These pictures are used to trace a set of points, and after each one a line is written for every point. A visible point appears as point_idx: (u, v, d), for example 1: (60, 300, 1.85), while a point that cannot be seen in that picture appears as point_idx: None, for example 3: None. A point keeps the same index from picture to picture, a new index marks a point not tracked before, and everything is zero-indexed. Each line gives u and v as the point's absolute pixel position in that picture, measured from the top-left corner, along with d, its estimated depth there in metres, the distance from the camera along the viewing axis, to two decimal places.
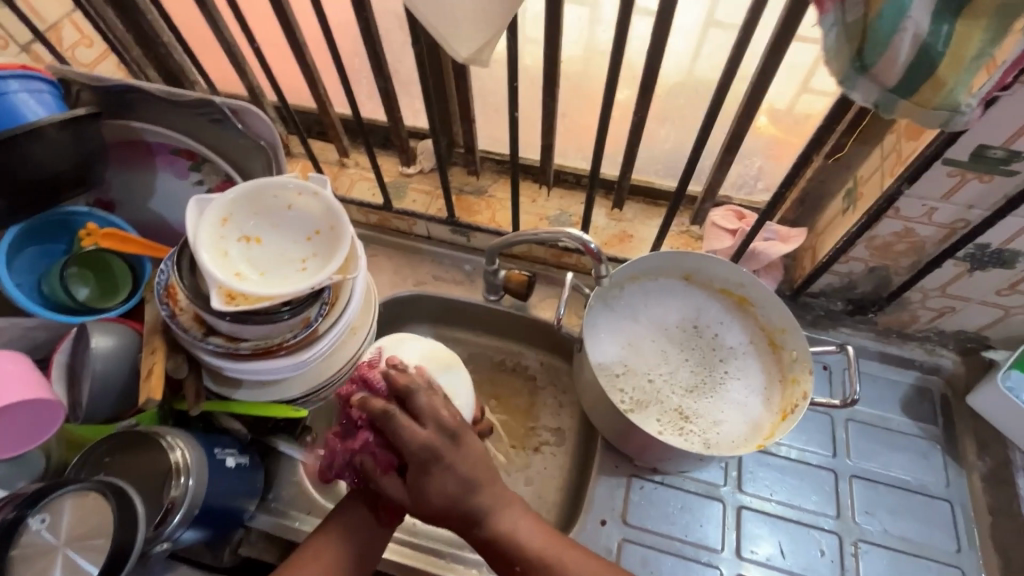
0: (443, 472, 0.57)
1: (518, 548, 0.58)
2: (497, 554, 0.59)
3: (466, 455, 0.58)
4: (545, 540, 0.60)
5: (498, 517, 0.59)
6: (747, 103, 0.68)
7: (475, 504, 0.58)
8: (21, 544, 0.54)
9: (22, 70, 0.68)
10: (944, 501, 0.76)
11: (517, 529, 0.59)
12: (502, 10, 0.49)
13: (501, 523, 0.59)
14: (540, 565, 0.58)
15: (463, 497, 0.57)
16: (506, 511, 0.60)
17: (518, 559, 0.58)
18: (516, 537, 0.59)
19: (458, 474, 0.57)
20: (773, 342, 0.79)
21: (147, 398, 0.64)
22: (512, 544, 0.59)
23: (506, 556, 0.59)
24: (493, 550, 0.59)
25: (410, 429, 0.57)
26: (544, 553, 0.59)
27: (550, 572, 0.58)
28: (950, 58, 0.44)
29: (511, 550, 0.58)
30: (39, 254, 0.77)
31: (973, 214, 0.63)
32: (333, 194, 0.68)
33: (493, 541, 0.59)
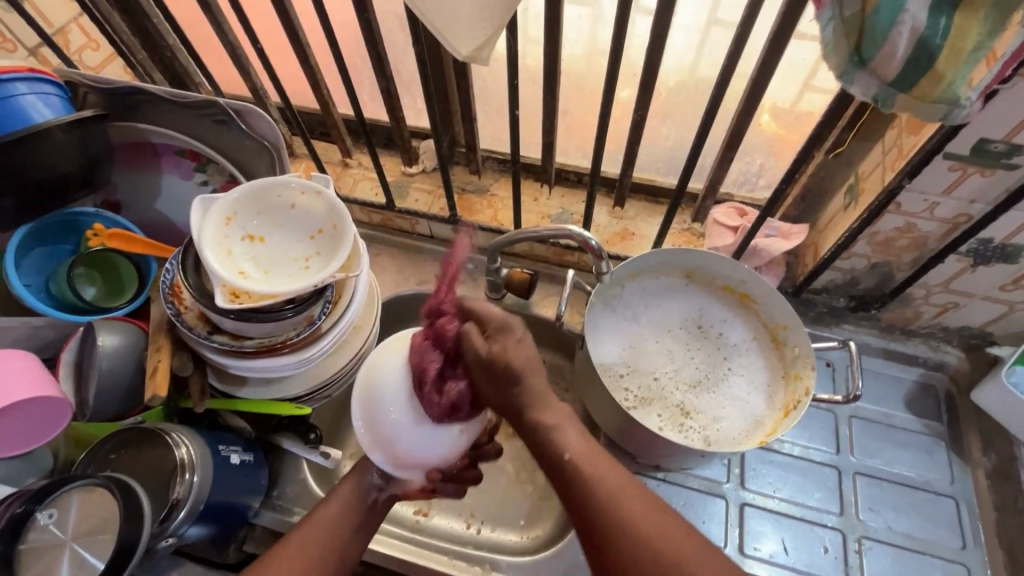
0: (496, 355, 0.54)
1: (559, 443, 0.53)
2: (541, 446, 0.53)
3: (519, 343, 0.55)
4: (585, 445, 0.53)
5: (542, 408, 0.54)
6: (747, 100, 0.68)
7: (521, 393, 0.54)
8: (29, 539, 0.55)
9: (30, 73, 0.69)
10: (948, 498, 0.76)
11: (563, 424, 0.54)
12: (501, 8, 0.49)
13: (547, 418, 0.54)
14: (583, 460, 0.52)
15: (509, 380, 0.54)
16: (552, 403, 0.55)
17: (564, 448, 0.52)
18: (560, 432, 0.53)
19: (512, 359, 0.54)
20: (775, 338, 0.79)
21: (152, 396, 0.65)
22: (557, 436, 0.53)
23: (546, 449, 0.53)
24: (537, 441, 0.54)
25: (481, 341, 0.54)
26: (586, 457, 0.52)
27: (597, 471, 0.51)
28: (948, 52, 0.44)
29: (552, 448, 0.53)
30: (47, 254, 0.78)
31: (975, 209, 0.63)
32: (335, 193, 0.69)
33: (535, 435, 0.54)
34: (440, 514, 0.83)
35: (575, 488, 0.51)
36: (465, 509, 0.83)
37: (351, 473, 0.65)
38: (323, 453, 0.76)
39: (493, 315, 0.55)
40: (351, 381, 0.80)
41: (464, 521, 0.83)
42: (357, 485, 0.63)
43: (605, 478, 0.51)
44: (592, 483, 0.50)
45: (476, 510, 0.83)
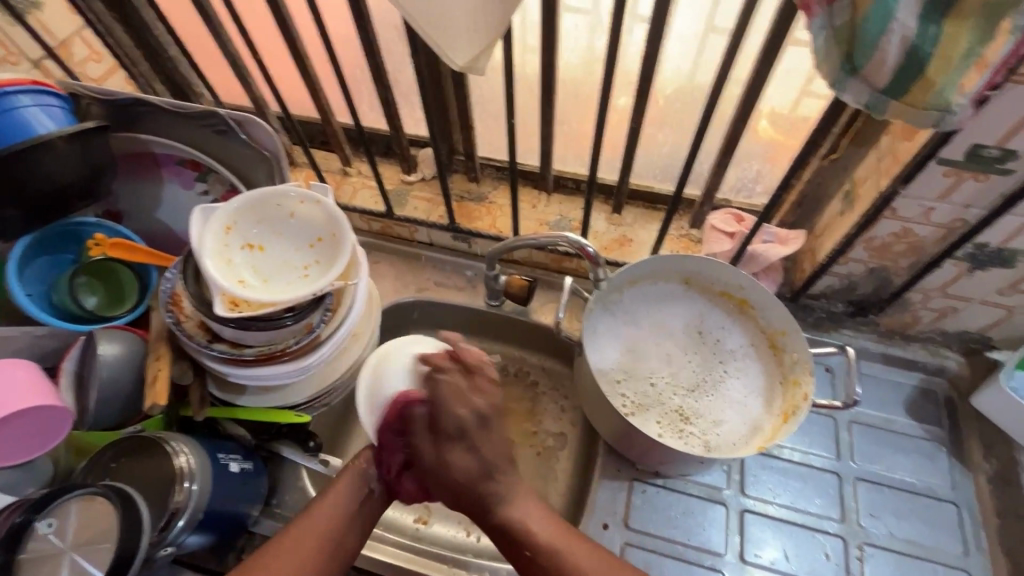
0: (466, 452, 0.60)
1: (525, 537, 0.60)
2: (510, 537, 0.61)
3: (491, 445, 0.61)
4: (552, 532, 0.60)
5: (510, 504, 0.61)
6: (742, 107, 0.68)
7: (493, 488, 0.61)
8: (29, 547, 0.55)
9: (34, 85, 0.70)
10: (950, 504, 0.76)
11: (528, 516, 0.61)
12: (496, 18, 0.50)
13: (518, 510, 0.61)
14: (537, 535, 0.60)
15: (485, 474, 0.61)
16: (517, 498, 0.62)
17: (527, 544, 0.60)
18: (527, 523, 0.61)
19: (484, 454, 0.61)
20: (774, 344, 0.79)
21: (152, 404, 0.66)
22: (522, 530, 0.60)
23: (516, 540, 0.60)
24: (507, 535, 0.61)
25: (459, 402, 0.60)
26: (550, 542, 0.60)
27: (553, 559, 0.59)
28: (938, 59, 0.44)
29: (520, 536, 0.60)
30: (50, 264, 0.79)
31: (971, 214, 0.63)
32: (334, 202, 0.70)
33: (505, 528, 0.61)
34: (440, 522, 0.83)
35: (539, 569, 0.59)
36: (465, 517, 0.83)
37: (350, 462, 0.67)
38: (322, 460, 0.79)
39: (472, 411, 0.61)
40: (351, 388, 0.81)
41: (464, 529, 0.82)
42: (357, 475, 0.66)
43: (567, 559, 0.59)
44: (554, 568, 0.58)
45: (476, 518, 0.83)
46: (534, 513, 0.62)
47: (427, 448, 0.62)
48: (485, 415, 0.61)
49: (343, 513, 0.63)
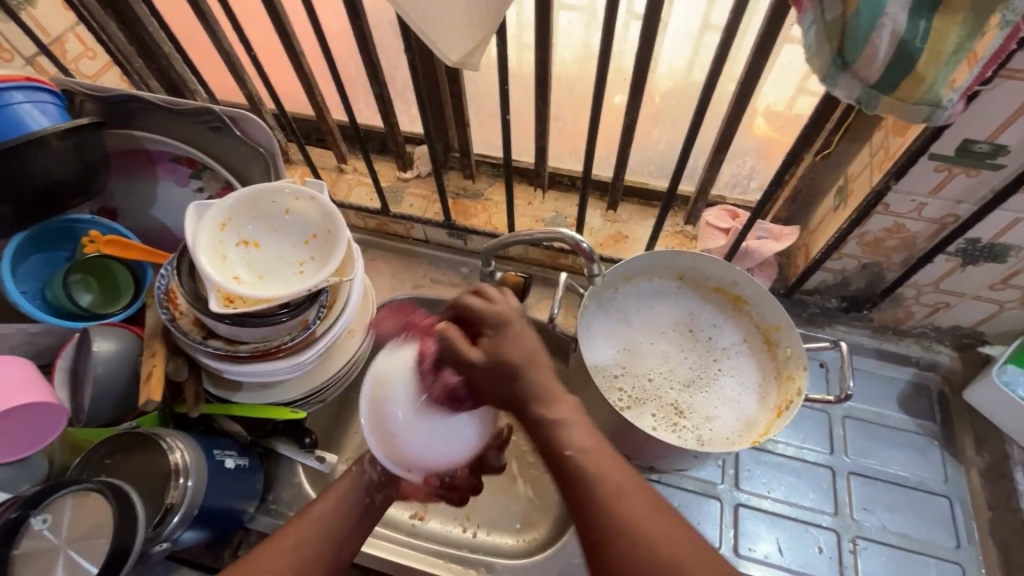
0: (494, 350, 0.54)
1: (568, 441, 0.49)
2: (543, 438, 0.51)
3: (526, 338, 0.54)
4: (593, 440, 0.50)
5: (554, 405, 0.51)
6: (736, 104, 0.69)
7: (525, 388, 0.52)
8: (23, 544, 0.55)
9: (27, 82, 0.69)
10: (943, 497, 0.76)
11: (569, 416, 0.51)
12: (489, 12, 0.50)
13: (553, 410, 0.51)
14: (580, 439, 0.49)
15: (510, 370, 0.52)
16: (558, 400, 0.52)
17: (564, 447, 0.49)
18: (564, 421, 0.51)
19: (510, 354, 0.53)
20: (768, 339, 0.79)
21: (146, 400, 0.65)
22: (558, 431, 0.50)
23: (548, 444, 0.50)
24: (539, 431, 0.51)
25: (484, 304, 0.56)
26: (588, 447, 0.49)
27: (598, 468, 0.48)
28: (928, 54, 0.44)
29: (560, 440, 0.50)
30: (44, 261, 0.79)
31: (962, 209, 0.64)
32: (329, 198, 0.70)
33: (535, 421, 0.51)
34: (436, 518, 0.83)
35: (575, 485, 0.48)
36: (461, 512, 0.84)
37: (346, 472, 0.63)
38: (318, 457, 0.78)
39: (485, 310, 0.56)
40: (346, 386, 0.81)
41: (460, 525, 0.83)
42: (356, 481, 0.62)
43: (606, 475, 0.48)
44: (590, 475, 0.47)
45: (472, 514, 0.83)
46: (571, 406, 0.52)
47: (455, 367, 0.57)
48: (507, 314, 0.56)
49: (332, 528, 0.58)
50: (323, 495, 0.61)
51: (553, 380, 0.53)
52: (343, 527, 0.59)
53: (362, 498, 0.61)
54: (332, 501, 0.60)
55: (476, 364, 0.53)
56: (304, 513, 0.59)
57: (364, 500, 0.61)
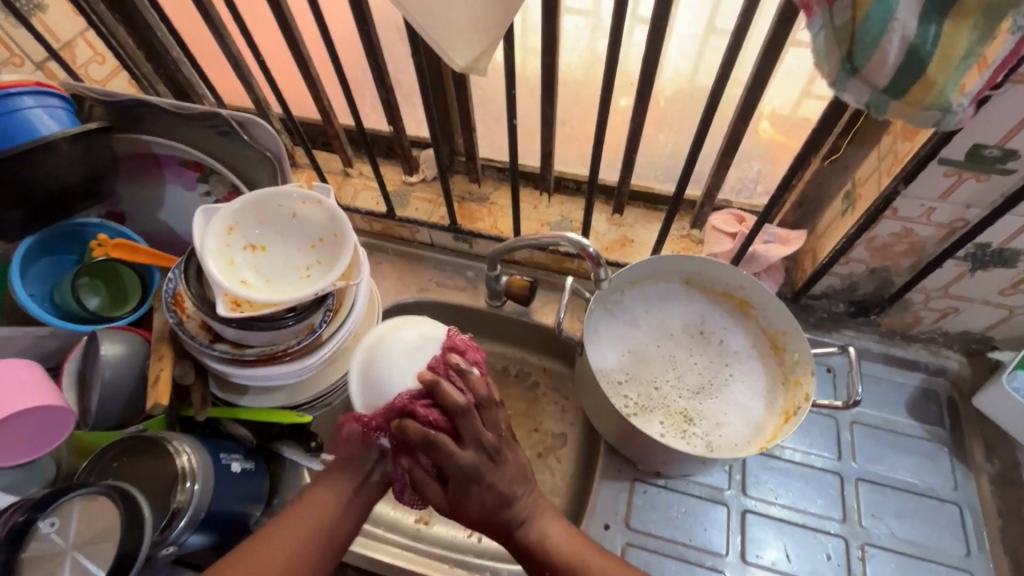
0: (480, 491, 0.58)
1: (550, 552, 0.60)
2: (527, 553, 0.61)
3: (511, 464, 0.60)
4: (572, 543, 0.61)
5: (534, 523, 0.61)
6: (743, 108, 0.68)
7: (517, 527, 0.61)
8: (31, 547, 0.55)
9: (37, 87, 0.70)
10: (952, 504, 0.75)
11: (550, 530, 0.62)
12: (498, 18, 0.50)
13: (539, 530, 0.61)
14: (551, 546, 0.61)
15: (501, 502, 0.59)
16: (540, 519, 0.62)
17: (545, 562, 0.60)
18: (546, 537, 0.61)
19: (496, 494, 0.59)
20: (775, 344, 0.79)
21: (153, 404, 0.65)
22: (540, 549, 0.60)
23: (534, 557, 0.61)
24: (524, 551, 0.61)
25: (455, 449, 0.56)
26: (567, 553, 0.61)
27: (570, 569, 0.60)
28: (938, 59, 0.44)
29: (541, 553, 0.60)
30: (52, 264, 0.79)
31: (971, 214, 0.63)
32: (335, 203, 0.70)
33: (519, 543, 0.61)
34: (440, 522, 0.83)
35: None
36: None
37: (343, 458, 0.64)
38: None
39: (472, 455, 0.57)
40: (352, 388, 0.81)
41: (465, 529, 0.82)
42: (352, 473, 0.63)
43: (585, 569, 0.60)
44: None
45: None
46: (557, 522, 0.63)
47: (436, 493, 0.59)
48: (493, 451, 0.58)
49: (323, 511, 0.61)
50: (317, 482, 0.63)
51: (538, 506, 0.62)
52: (333, 511, 0.61)
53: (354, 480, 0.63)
54: (325, 488, 0.62)
55: (451, 502, 0.59)
56: (303, 498, 0.62)
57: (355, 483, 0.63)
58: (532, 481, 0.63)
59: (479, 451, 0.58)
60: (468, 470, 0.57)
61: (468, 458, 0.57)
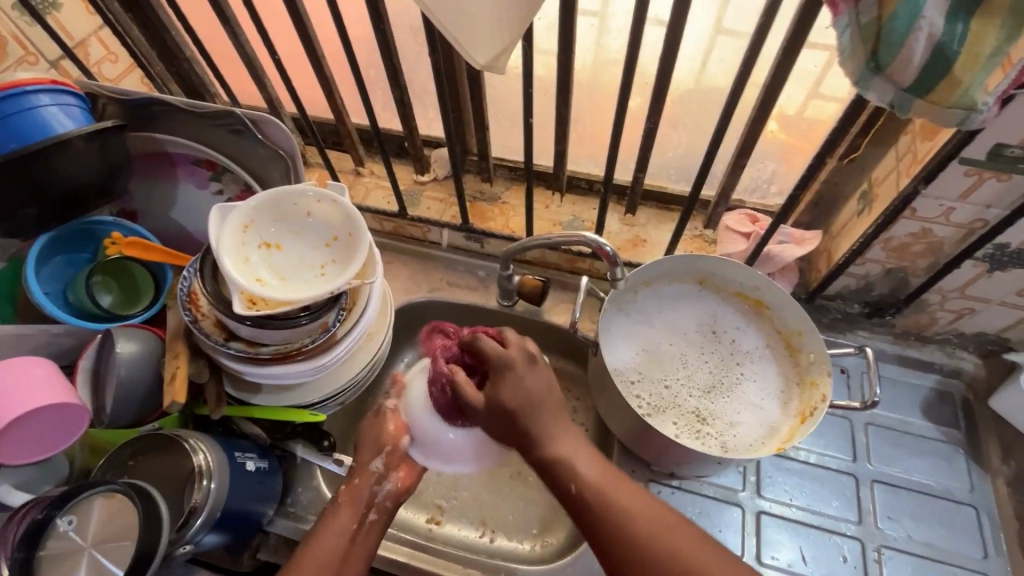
0: (499, 404, 0.58)
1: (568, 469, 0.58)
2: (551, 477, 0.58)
3: (534, 387, 0.58)
4: (594, 468, 0.58)
5: (560, 440, 0.58)
6: (759, 108, 0.68)
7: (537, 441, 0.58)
8: (48, 545, 0.55)
9: (53, 84, 0.70)
10: (968, 506, 0.75)
11: (574, 455, 0.58)
12: (521, 18, 0.50)
13: (552, 448, 0.58)
14: (594, 478, 0.57)
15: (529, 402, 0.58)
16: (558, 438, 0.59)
17: (573, 480, 0.57)
18: (565, 464, 0.58)
19: (523, 396, 0.58)
20: (790, 345, 0.78)
21: (170, 402, 0.65)
22: (567, 466, 0.57)
23: (559, 478, 0.58)
24: (548, 469, 0.58)
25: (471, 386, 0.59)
26: (594, 476, 0.57)
27: (602, 494, 0.56)
28: (965, 58, 0.44)
29: (564, 472, 0.57)
30: (66, 262, 0.79)
31: (990, 214, 0.63)
32: (350, 201, 0.70)
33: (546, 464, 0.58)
34: (452, 522, 0.83)
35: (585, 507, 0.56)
36: (478, 517, 0.83)
37: (345, 503, 0.63)
38: (336, 460, 0.78)
39: (493, 371, 0.58)
40: (364, 388, 0.80)
41: (478, 530, 0.83)
42: (362, 492, 0.64)
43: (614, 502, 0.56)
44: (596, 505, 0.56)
45: (489, 519, 0.83)
46: (583, 453, 0.59)
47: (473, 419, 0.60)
48: (512, 368, 0.58)
49: (329, 555, 0.59)
50: (320, 529, 0.61)
51: (567, 432, 0.59)
52: (337, 554, 0.60)
53: (350, 522, 0.62)
54: (328, 539, 0.60)
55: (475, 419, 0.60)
56: (320, 527, 0.61)
57: (351, 527, 0.62)
58: (563, 408, 0.61)
59: (494, 367, 0.58)
60: (488, 387, 0.59)
61: (491, 361, 0.59)
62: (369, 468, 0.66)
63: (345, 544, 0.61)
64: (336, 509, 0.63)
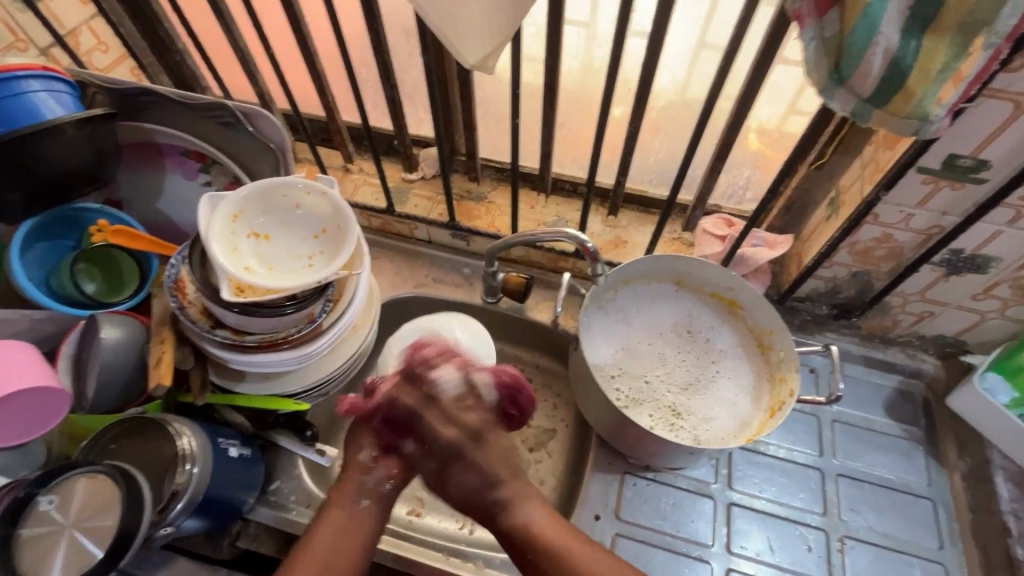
0: (465, 468, 0.65)
1: (568, 559, 0.60)
2: (515, 537, 0.63)
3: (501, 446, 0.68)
4: (553, 531, 0.63)
5: (523, 507, 0.64)
6: (733, 118, 0.72)
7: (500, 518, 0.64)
8: (29, 523, 0.55)
9: (44, 71, 0.70)
10: (926, 500, 0.79)
11: (533, 519, 0.64)
12: (508, 19, 0.52)
13: (522, 514, 0.64)
14: (547, 538, 0.62)
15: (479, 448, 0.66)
16: (522, 496, 0.65)
17: (529, 548, 0.62)
18: (533, 526, 0.63)
19: (477, 471, 0.65)
20: (761, 343, 0.81)
21: (156, 385, 0.66)
22: (525, 534, 0.63)
23: (520, 545, 0.63)
24: (512, 538, 0.63)
25: (440, 424, 0.66)
26: (545, 539, 0.62)
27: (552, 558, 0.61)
28: (917, 72, 0.48)
29: (524, 538, 0.62)
30: (49, 249, 0.79)
31: (947, 220, 0.67)
32: (339, 194, 0.71)
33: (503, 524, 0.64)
34: (432, 513, 0.84)
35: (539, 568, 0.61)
36: (458, 508, 0.85)
37: (337, 497, 0.65)
38: (319, 450, 0.79)
39: (457, 433, 0.66)
40: (347, 379, 0.82)
41: (457, 521, 0.84)
42: (352, 486, 0.65)
43: (565, 555, 0.61)
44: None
45: (469, 511, 0.84)
46: (537, 508, 0.65)
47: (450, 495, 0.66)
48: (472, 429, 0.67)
49: (326, 550, 0.61)
50: (314, 529, 0.63)
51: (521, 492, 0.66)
52: (331, 548, 0.61)
53: (342, 512, 0.64)
54: (324, 536, 0.62)
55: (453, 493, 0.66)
56: (308, 535, 0.62)
57: (344, 517, 0.64)
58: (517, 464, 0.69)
59: (463, 428, 0.66)
60: (453, 447, 0.66)
61: (455, 436, 0.66)
62: (356, 462, 0.67)
63: (337, 540, 0.62)
64: (330, 502, 0.65)
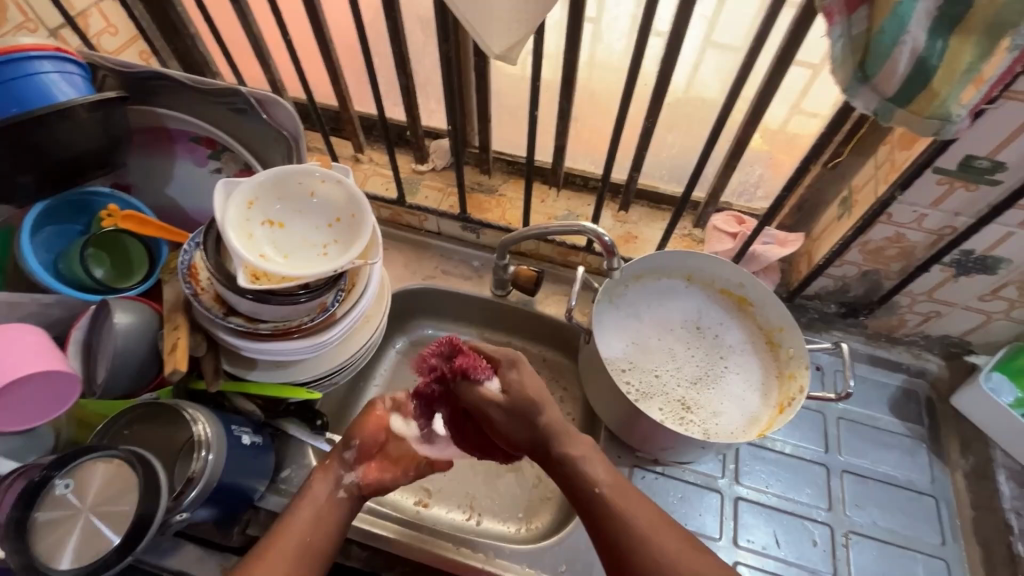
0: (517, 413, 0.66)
1: (625, 521, 0.57)
2: (574, 480, 0.62)
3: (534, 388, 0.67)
4: (608, 474, 0.61)
5: (569, 441, 0.64)
6: (750, 115, 0.72)
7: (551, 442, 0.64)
8: (44, 508, 0.55)
9: (56, 52, 0.69)
10: (929, 497, 0.80)
11: (590, 458, 0.62)
12: (535, 11, 0.52)
13: (573, 447, 0.63)
14: (614, 493, 0.59)
15: (528, 418, 0.65)
16: (575, 436, 0.65)
17: (589, 498, 0.60)
18: (586, 467, 0.61)
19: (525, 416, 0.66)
20: (771, 340, 0.82)
21: (171, 371, 0.65)
22: (582, 472, 0.61)
23: (576, 489, 0.61)
24: (568, 478, 0.62)
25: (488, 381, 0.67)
26: (608, 491, 0.60)
27: (621, 512, 0.58)
28: (943, 72, 0.48)
29: (581, 476, 0.61)
30: (57, 233, 0.78)
31: (959, 221, 0.68)
32: (354, 183, 0.71)
33: (556, 465, 0.63)
34: (440, 504, 0.85)
35: (600, 522, 0.58)
36: (465, 499, 0.85)
37: (316, 482, 0.66)
38: (328, 439, 0.80)
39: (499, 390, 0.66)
40: (358, 369, 0.81)
41: (464, 512, 0.84)
42: (329, 478, 0.66)
43: (634, 515, 0.58)
44: (627, 542, 0.56)
45: (476, 502, 0.85)
46: (603, 468, 0.62)
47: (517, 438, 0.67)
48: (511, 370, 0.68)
49: (303, 531, 0.61)
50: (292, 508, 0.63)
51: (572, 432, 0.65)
52: (310, 528, 0.61)
53: (321, 499, 0.64)
54: (302, 517, 0.62)
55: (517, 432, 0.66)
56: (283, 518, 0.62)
57: (322, 503, 0.64)
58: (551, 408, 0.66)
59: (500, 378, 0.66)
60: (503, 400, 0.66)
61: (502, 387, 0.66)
62: (340, 456, 0.69)
63: (315, 520, 0.62)
64: (309, 486, 0.65)
